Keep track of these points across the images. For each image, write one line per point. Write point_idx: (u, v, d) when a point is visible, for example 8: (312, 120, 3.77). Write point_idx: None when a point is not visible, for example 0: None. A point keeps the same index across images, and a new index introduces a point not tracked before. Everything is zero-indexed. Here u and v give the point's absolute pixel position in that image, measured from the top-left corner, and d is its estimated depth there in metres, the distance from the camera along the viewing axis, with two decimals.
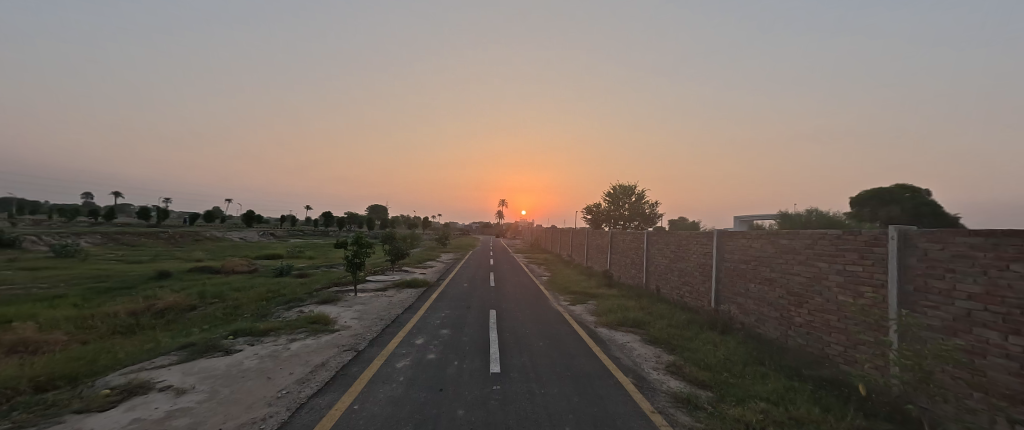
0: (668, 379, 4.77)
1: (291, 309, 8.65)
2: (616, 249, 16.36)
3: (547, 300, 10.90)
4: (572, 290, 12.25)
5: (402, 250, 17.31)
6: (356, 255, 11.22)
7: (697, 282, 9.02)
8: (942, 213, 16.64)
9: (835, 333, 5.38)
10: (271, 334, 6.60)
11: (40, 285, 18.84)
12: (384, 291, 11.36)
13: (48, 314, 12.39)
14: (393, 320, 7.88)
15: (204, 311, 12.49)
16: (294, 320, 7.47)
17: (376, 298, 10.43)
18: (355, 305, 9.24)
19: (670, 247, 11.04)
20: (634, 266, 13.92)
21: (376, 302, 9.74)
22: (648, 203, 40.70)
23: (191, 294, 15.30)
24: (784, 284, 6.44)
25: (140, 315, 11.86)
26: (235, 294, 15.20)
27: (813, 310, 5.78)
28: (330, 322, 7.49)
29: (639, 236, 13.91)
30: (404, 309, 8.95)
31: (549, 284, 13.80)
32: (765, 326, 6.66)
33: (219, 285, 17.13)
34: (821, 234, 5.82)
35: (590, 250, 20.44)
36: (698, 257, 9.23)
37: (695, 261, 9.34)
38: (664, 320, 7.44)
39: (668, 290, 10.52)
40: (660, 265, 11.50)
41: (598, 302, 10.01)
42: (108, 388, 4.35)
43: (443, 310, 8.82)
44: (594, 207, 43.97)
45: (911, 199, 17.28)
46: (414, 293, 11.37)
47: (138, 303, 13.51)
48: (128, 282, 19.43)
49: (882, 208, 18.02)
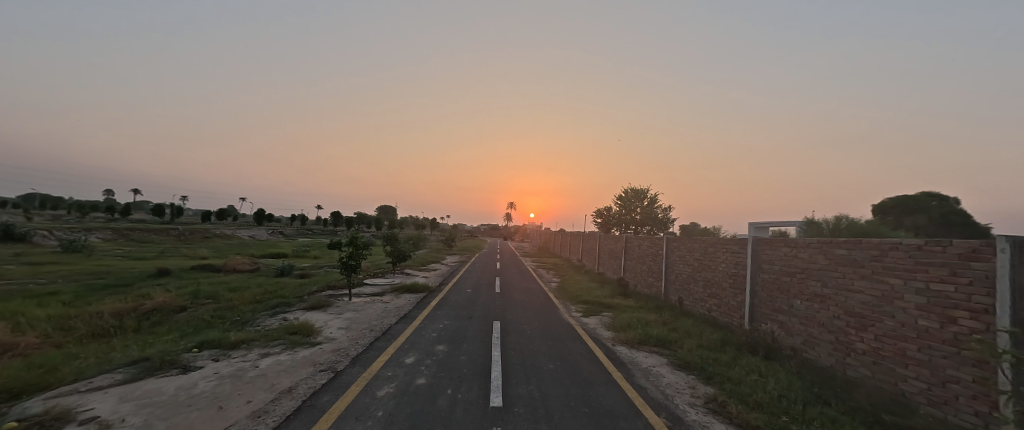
0: (710, 422, 3.82)
1: (274, 317, 7.86)
2: (631, 255, 15.32)
3: (558, 311, 9.92)
4: (584, 299, 11.31)
5: (405, 251, 16.52)
6: (351, 257, 10.40)
7: (728, 295, 8.01)
8: (973, 223, 15.18)
9: (913, 366, 4.37)
10: (242, 348, 5.79)
11: (38, 281, 18.44)
12: (380, 296, 10.53)
13: (33, 313, 11.83)
14: (383, 331, 7.04)
15: (193, 312, 11.81)
16: (272, 331, 6.66)
17: (370, 304, 9.58)
18: (347, 313, 8.41)
19: (693, 255, 10.02)
20: (651, 274, 12.91)
21: (370, 310, 8.90)
22: (661, 208, 39.45)
23: (185, 293, 14.67)
24: (840, 302, 5.42)
25: (125, 317, 11.22)
26: (229, 295, 14.53)
27: (882, 336, 4.76)
28: (313, 333, 6.68)
29: (657, 242, 12.91)
30: (398, 318, 8.10)
31: (559, 292, 12.87)
32: (816, 350, 5.66)
33: (215, 285, 16.52)
34: (892, 244, 4.78)
35: (602, 255, 19.40)
36: (728, 267, 8.21)
37: (724, 272, 8.33)
38: (692, 339, 6.48)
39: (692, 303, 9.49)
40: (682, 274, 10.47)
41: (614, 314, 9.06)
42: (19, 419, 3.55)
43: (442, 320, 7.93)
44: (605, 210, 42.87)
45: (939, 207, 15.87)
46: (412, 298, 10.52)
47: (127, 303, 12.89)
48: (127, 279, 18.95)
49: (906, 217, 16.64)
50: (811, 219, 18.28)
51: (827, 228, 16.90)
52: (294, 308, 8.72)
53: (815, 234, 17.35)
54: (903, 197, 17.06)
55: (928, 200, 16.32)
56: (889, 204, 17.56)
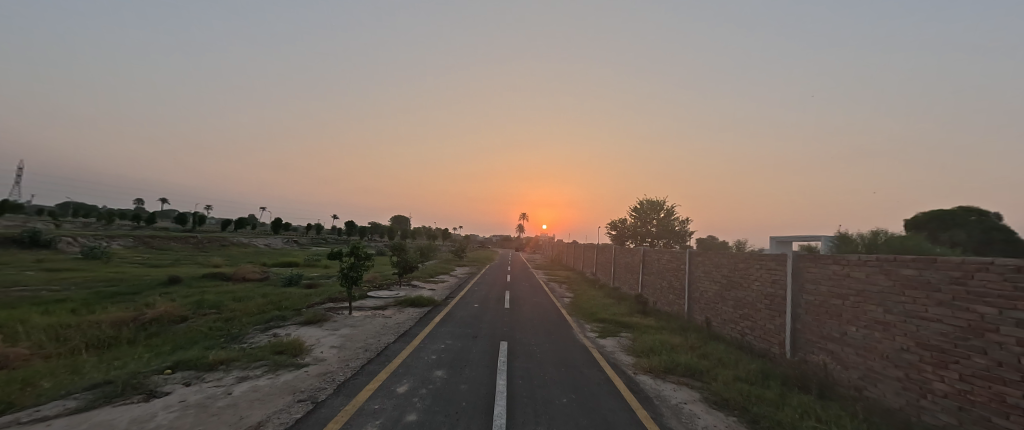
0: None
1: (264, 333, 7.32)
2: (649, 270, 14.44)
3: (571, 330, 9.16)
4: (600, 317, 10.50)
5: (412, 262, 15.97)
6: (352, 268, 9.86)
7: (763, 317, 7.16)
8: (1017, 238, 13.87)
9: (1018, 418, 3.50)
10: (219, 370, 5.22)
11: (52, 287, 18.49)
12: (382, 311, 9.93)
13: (34, 322, 11.59)
14: (379, 352, 6.39)
15: (193, 323, 11.43)
16: (257, 350, 6.08)
17: (370, 319, 8.97)
18: (343, 328, 7.84)
19: (720, 272, 9.16)
20: (672, 291, 12.02)
21: (368, 325, 8.30)
22: (678, 220, 38.26)
23: (188, 303, 14.37)
24: (908, 332, 4.56)
25: (123, 328, 10.88)
26: (233, 305, 14.15)
27: (970, 376, 3.90)
28: (301, 352, 6.08)
29: (678, 257, 12.06)
30: (396, 336, 7.46)
31: (573, 308, 12.08)
32: (879, 389, 4.78)
33: (221, 295, 16.21)
34: (978, 265, 3.94)
35: (617, 269, 18.52)
36: (763, 286, 7.34)
37: (759, 291, 7.46)
38: (727, 369, 5.66)
39: (721, 325, 8.61)
40: (708, 292, 9.60)
41: (633, 336, 8.26)
42: None
43: (444, 340, 7.26)
44: (620, 222, 41.86)
45: (979, 223, 14.59)
46: (415, 313, 9.90)
47: (129, 312, 12.60)
48: (137, 287, 18.82)
49: (943, 233, 15.33)
50: (843, 235, 17.06)
51: (860, 247, 15.68)
52: (288, 322, 8.18)
53: (848, 251, 16.14)
54: (938, 211, 15.70)
55: (964, 215, 14.98)
56: (922, 219, 16.27)
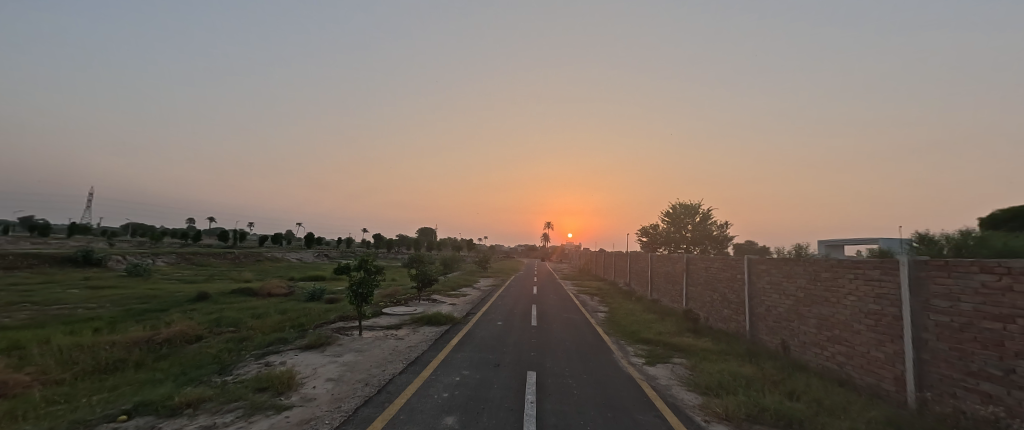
0: None
1: (256, 361, 6.39)
2: (693, 281, 12.90)
3: (610, 354, 7.83)
4: (645, 336, 9.16)
5: (432, 275, 15.05)
6: (360, 284, 8.93)
7: (869, 343, 6.10)
8: None
9: None
10: (185, 415, 4.25)
11: (86, 303, 18.58)
12: (394, 332, 8.93)
13: (53, 341, 11.26)
14: (382, 386, 5.32)
15: (206, 343, 10.81)
16: (239, 385, 5.12)
17: (379, 342, 7.97)
18: (347, 355, 6.84)
19: (794, 284, 7.95)
20: (727, 305, 10.50)
21: (375, 351, 7.26)
22: (717, 225, 35.75)
23: (207, 321, 13.86)
24: None
25: (134, 348, 10.35)
26: (251, 322, 13.57)
27: None
28: (289, 388, 5.08)
29: (732, 265, 10.56)
30: (407, 364, 6.38)
31: (611, 324, 10.77)
32: None
33: (241, 311, 15.71)
34: None
35: (655, 278, 16.89)
36: (868, 304, 6.22)
37: (862, 312, 6.31)
38: (839, 421, 4.27)
39: (801, 348, 7.47)
40: (778, 308, 8.36)
41: (692, 364, 6.89)
42: None
43: (462, 369, 6.14)
44: (652, 228, 39.71)
45: None
46: (430, 334, 8.85)
47: (145, 330, 12.17)
48: (166, 303, 18.62)
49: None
50: (920, 235, 14.73)
51: (941, 253, 13.44)
52: (286, 347, 7.25)
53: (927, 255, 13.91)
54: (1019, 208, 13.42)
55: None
56: (1001, 217, 14.02)
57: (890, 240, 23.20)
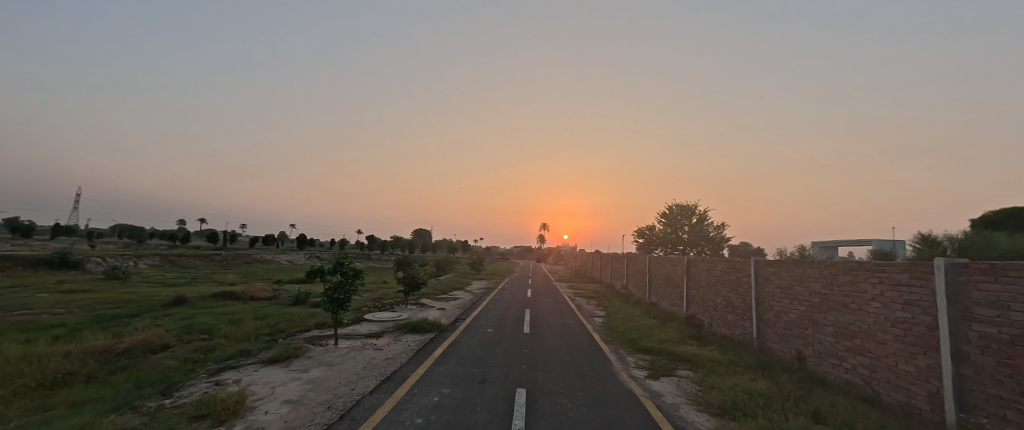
0: None
1: (208, 379, 5.60)
2: (694, 284, 12.24)
3: (609, 367, 7.11)
4: (647, 344, 8.51)
5: (420, 278, 14.30)
6: (336, 289, 8.12)
7: (897, 356, 5.48)
8: None
9: None
10: None
11: (54, 308, 17.55)
12: (373, 342, 8.16)
13: (3, 352, 10.35)
14: (346, 411, 4.56)
15: (171, 353, 9.96)
16: (175, 412, 4.34)
17: (354, 354, 7.21)
18: (314, 371, 6.06)
19: (808, 288, 7.34)
20: (732, 310, 9.89)
21: (347, 365, 6.49)
22: (713, 225, 35.29)
23: (178, 328, 12.99)
24: None
25: (90, 359, 9.48)
26: (226, 329, 12.73)
27: None
28: (234, 415, 4.31)
29: (736, 268, 9.96)
30: (380, 381, 5.63)
31: (609, 331, 10.12)
32: None
33: (218, 317, 14.82)
34: None
35: (653, 281, 16.28)
36: (895, 313, 5.61)
37: (887, 321, 5.71)
38: None
39: (817, 359, 6.87)
40: (790, 314, 7.74)
41: (700, 379, 6.23)
42: None
43: (441, 387, 5.40)
44: (647, 229, 39.19)
45: None
46: (413, 343, 8.10)
47: (108, 339, 11.27)
48: (140, 308, 17.65)
49: None
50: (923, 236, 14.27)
51: (945, 254, 12.96)
52: (247, 361, 6.45)
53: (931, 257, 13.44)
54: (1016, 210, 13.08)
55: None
56: (994, 220, 13.73)
57: (885, 241, 22.87)
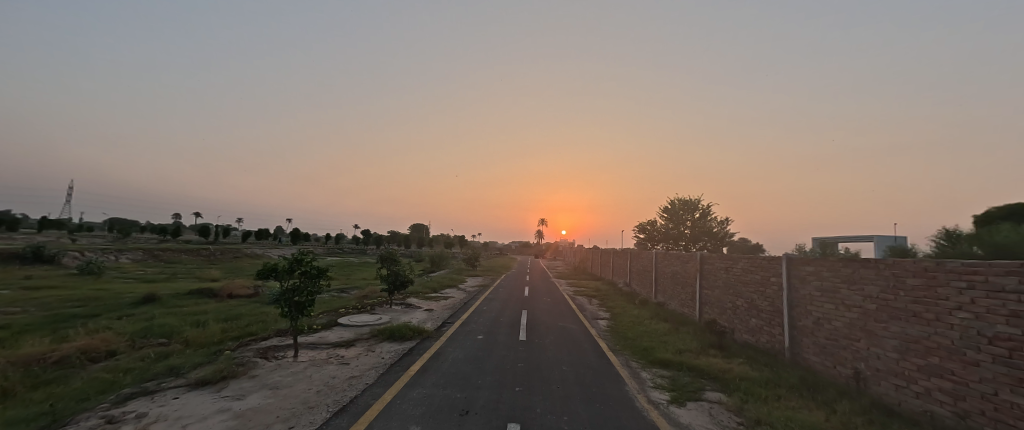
0: None
1: (103, 413, 4.26)
2: (709, 283, 11.02)
3: (622, 386, 5.83)
4: (663, 355, 7.29)
5: (405, 275, 12.98)
6: (294, 291, 6.75)
7: (995, 381, 4.28)
8: None
9: None
10: None
11: (9, 307, 16.13)
12: (339, 354, 6.85)
13: None
14: None
15: (113, 363, 8.64)
16: None
17: (312, 370, 5.91)
18: (251, 399, 4.73)
19: (861, 292, 6.10)
20: (757, 315, 8.70)
21: (298, 387, 5.17)
22: (716, 220, 34.14)
23: (135, 330, 11.65)
24: None
25: (14, 370, 8.14)
26: (187, 333, 11.40)
27: None
28: None
29: (762, 266, 8.74)
30: (330, 413, 4.31)
31: (617, 337, 8.89)
32: None
33: (184, 318, 13.48)
34: None
35: (660, 279, 15.07)
36: (991, 327, 4.39)
37: (979, 338, 4.48)
38: None
39: (875, 378, 5.69)
40: (836, 322, 6.52)
41: (739, 408, 4.98)
42: None
43: (407, 424, 4.10)
44: (648, 224, 38.06)
45: None
46: (388, 355, 6.81)
47: (48, 344, 9.93)
48: (104, 306, 16.25)
49: None
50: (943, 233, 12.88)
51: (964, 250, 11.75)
52: (171, 383, 5.10)
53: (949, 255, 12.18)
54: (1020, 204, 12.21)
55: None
56: (997, 215, 12.85)
57: (888, 237, 21.99)
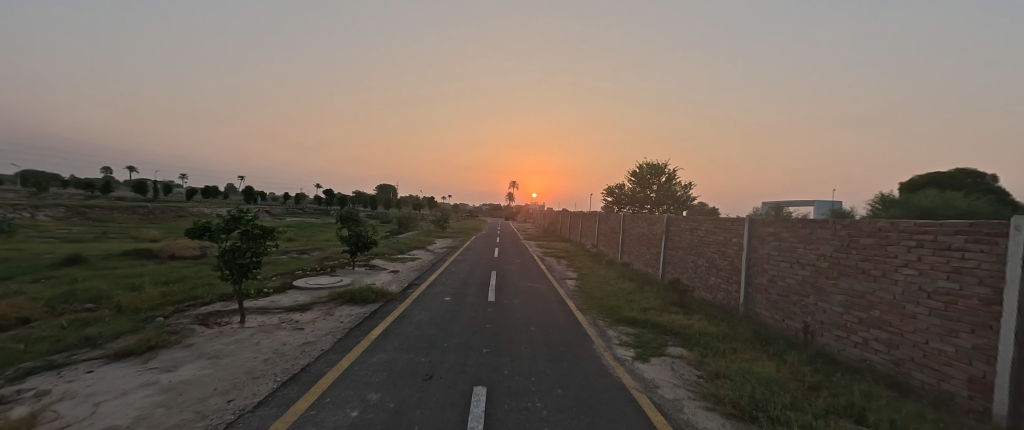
0: None
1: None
2: (674, 244, 11.29)
3: (590, 345, 5.82)
4: (625, 313, 7.36)
5: (367, 237, 12.31)
6: (236, 253, 6.09)
7: (927, 332, 4.44)
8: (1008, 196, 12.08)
9: None
10: None
11: None
12: (293, 319, 6.39)
13: None
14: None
15: (29, 330, 7.72)
16: None
17: (262, 336, 5.47)
18: (183, 370, 4.28)
19: (816, 251, 6.29)
20: (717, 274, 8.98)
21: (242, 356, 4.73)
22: (680, 184, 35.18)
23: (58, 296, 10.45)
24: None
25: None
26: (121, 297, 10.36)
27: None
28: None
29: (725, 227, 8.94)
30: (275, 385, 3.96)
31: (583, 296, 8.94)
32: None
33: (117, 281, 12.29)
34: None
35: (627, 240, 15.36)
36: (926, 282, 4.55)
37: (916, 293, 4.63)
38: None
39: (820, 330, 5.94)
40: (790, 280, 6.74)
41: (695, 362, 5.07)
42: None
43: (365, 392, 3.83)
44: (615, 187, 38.68)
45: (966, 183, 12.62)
46: (348, 319, 6.41)
47: None
48: (21, 268, 14.56)
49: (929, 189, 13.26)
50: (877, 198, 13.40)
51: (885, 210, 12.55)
52: (85, 355, 4.67)
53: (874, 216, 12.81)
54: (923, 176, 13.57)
55: (959, 176, 12.67)
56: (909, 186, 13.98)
57: (825, 204, 23.69)
